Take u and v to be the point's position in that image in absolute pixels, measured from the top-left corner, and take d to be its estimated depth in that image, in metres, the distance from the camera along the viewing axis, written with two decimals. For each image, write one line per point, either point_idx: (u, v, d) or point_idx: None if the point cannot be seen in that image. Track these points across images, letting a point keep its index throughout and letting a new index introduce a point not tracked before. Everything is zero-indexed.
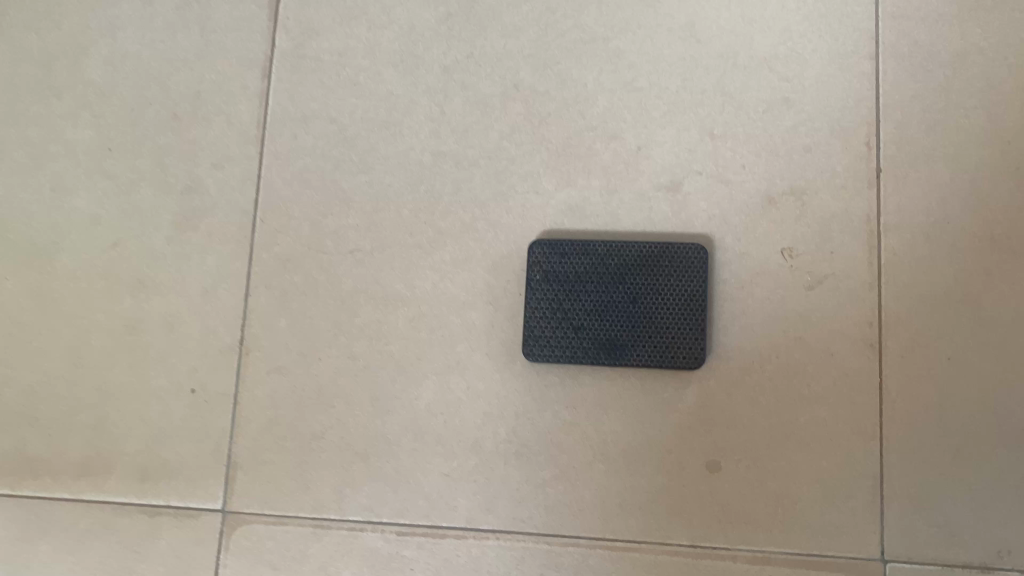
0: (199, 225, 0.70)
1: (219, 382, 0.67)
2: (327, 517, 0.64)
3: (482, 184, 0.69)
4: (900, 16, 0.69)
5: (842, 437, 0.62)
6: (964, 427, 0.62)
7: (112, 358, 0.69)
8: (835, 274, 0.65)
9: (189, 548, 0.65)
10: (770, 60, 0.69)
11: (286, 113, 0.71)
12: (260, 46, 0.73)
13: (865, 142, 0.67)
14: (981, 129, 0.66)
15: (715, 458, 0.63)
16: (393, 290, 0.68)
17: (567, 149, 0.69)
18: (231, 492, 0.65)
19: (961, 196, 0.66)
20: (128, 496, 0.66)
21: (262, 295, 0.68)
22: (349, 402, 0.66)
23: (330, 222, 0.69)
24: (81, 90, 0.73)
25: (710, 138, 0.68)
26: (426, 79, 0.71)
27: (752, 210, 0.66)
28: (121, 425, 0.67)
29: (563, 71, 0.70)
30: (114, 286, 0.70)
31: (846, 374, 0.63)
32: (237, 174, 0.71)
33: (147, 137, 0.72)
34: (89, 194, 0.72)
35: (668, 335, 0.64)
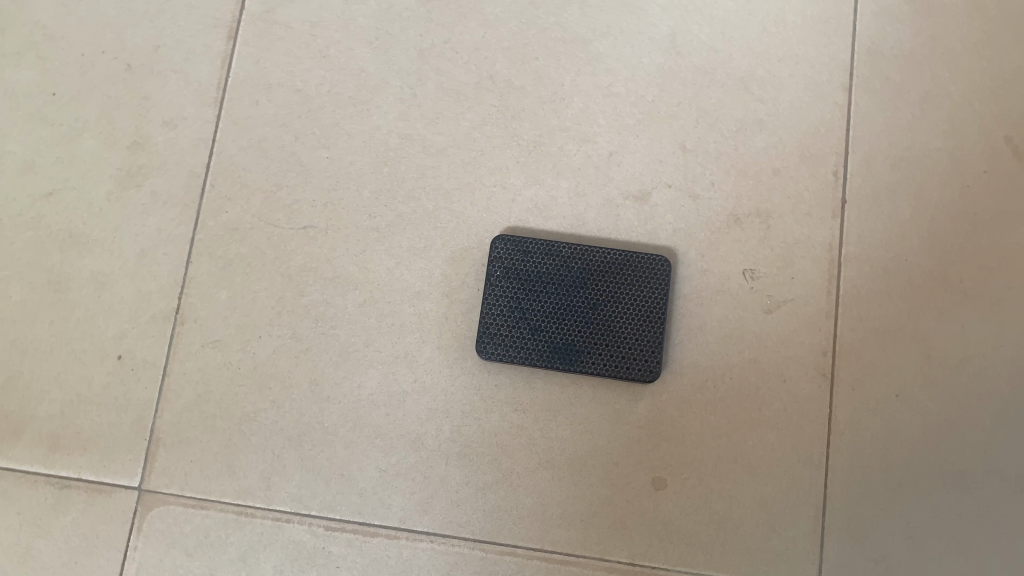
0: (142, 185, 0.66)
1: (149, 353, 0.63)
2: (252, 504, 0.61)
3: (448, 173, 0.66)
4: (880, 49, 0.69)
5: (787, 464, 0.62)
6: (907, 463, 0.62)
7: (33, 316, 0.64)
8: (796, 299, 0.64)
9: (99, 525, 0.61)
10: (750, 79, 0.68)
11: (248, 77, 0.68)
12: (227, 6, 0.69)
13: (836, 169, 0.67)
14: (949, 169, 0.67)
15: (659, 475, 0.62)
16: (344, 273, 0.65)
17: (538, 147, 0.67)
18: (150, 470, 0.61)
19: (925, 233, 0.65)
20: (36, 465, 0.62)
21: (204, 266, 0.65)
22: (287, 387, 0.63)
23: (284, 197, 0.66)
24: (28, 29, 0.69)
25: (684, 150, 0.67)
26: (399, 60, 0.68)
27: (719, 227, 0.65)
28: (36, 388, 0.63)
29: (541, 67, 0.68)
30: (42, 240, 0.65)
31: (797, 400, 0.63)
32: (189, 136, 0.67)
33: (94, 86, 0.68)
34: (25, 140, 0.67)
35: (624, 345, 0.62)
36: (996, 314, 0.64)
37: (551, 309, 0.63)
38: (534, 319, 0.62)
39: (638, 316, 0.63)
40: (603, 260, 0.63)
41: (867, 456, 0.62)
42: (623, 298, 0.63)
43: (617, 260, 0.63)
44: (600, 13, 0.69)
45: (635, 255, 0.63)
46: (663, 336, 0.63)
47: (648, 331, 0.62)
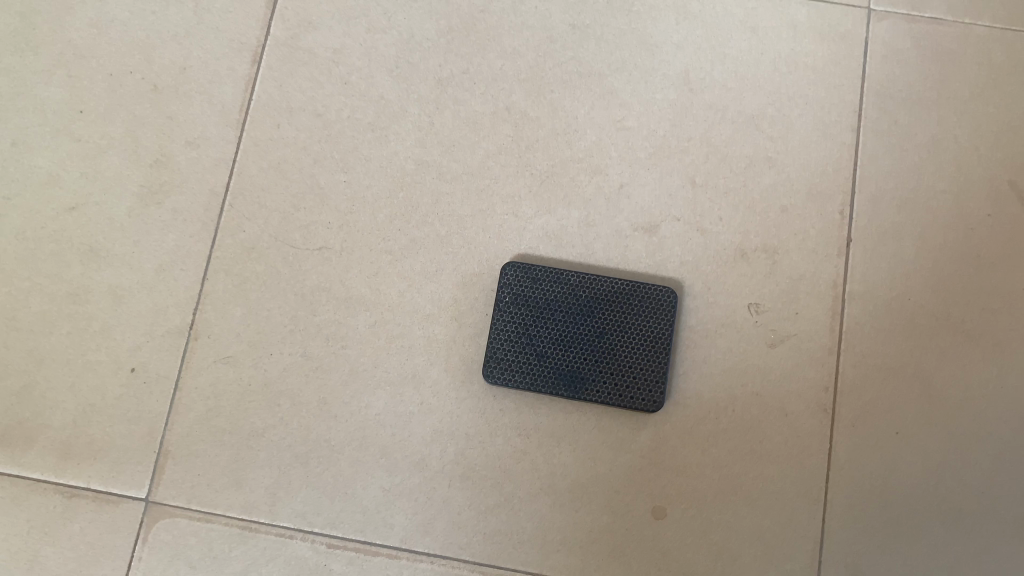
0: (163, 202, 0.68)
1: (163, 366, 0.65)
2: (257, 519, 0.62)
3: (461, 200, 0.68)
4: (889, 92, 0.70)
5: (787, 498, 0.62)
6: (906, 501, 0.62)
7: (51, 326, 0.66)
8: (799, 334, 0.65)
9: (106, 534, 0.62)
10: (760, 117, 0.69)
11: (271, 101, 0.70)
12: (253, 31, 0.71)
13: (843, 208, 0.68)
14: (954, 211, 0.68)
15: (660, 504, 0.62)
16: (356, 294, 0.66)
17: (550, 177, 0.68)
18: (158, 481, 0.62)
19: (929, 273, 0.66)
20: (46, 472, 0.63)
21: (219, 282, 0.66)
22: (296, 404, 0.64)
23: (301, 217, 0.67)
24: (60, 48, 0.71)
25: (694, 185, 0.68)
26: (418, 88, 0.70)
27: (726, 261, 0.66)
28: (50, 397, 0.64)
29: (556, 100, 0.70)
30: (64, 252, 0.67)
31: (797, 435, 0.63)
32: (211, 156, 0.69)
33: (121, 105, 0.70)
34: (52, 154, 0.69)
35: (629, 374, 0.63)
36: (997, 356, 0.65)
37: (558, 336, 0.64)
38: (541, 345, 0.63)
39: (643, 346, 0.63)
40: (611, 289, 0.64)
41: (867, 493, 0.62)
42: (629, 327, 0.64)
43: (624, 290, 0.64)
44: (615, 49, 0.71)
45: (643, 286, 0.65)
46: (668, 367, 0.63)
47: (653, 361, 0.63)
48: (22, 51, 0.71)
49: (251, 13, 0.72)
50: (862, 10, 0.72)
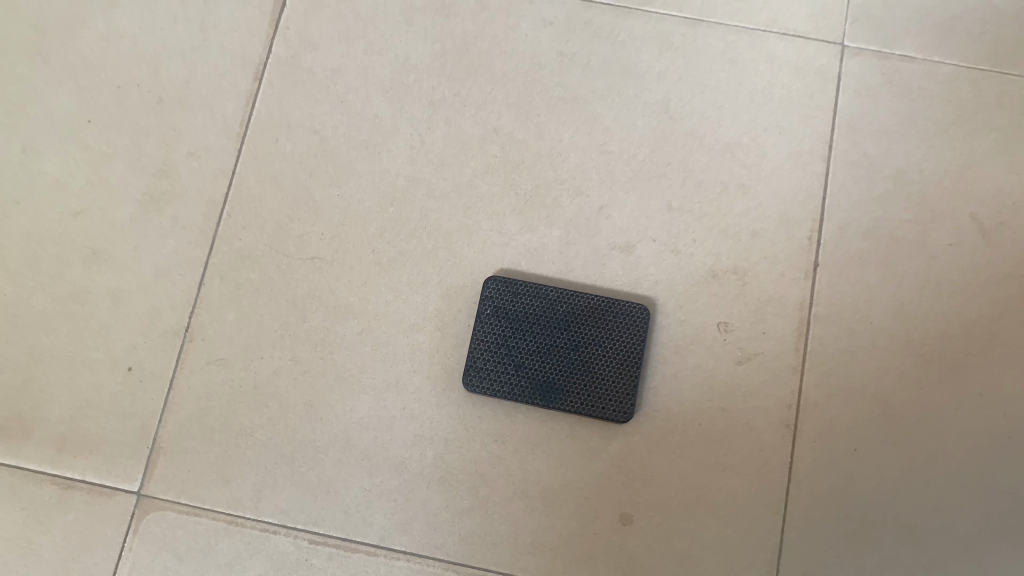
0: (164, 209, 0.71)
1: (158, 366, 0.68)
2: (243, 514, 0.65)
3: (449, 216, 0.71)
4: (859, 125, 0.74)
5: (749, 509, 0.65)
6: (862, 515, 0.65)
7: (52, 324, 0.69)
8: (766, 353, 0.68)
9: (98, 524, 0.65)
10: (736, 146, 0.73)
11: (271, 116, 0.73)
12: (256, 49, 0.75)
13: (811, 234, 0.71)
14: (917, 240, 0.71)
15: (628, 511, 0.65)
16: (345, 302, 0.69)
17: (534, 197, 0.72)
18: (150, 476, 0.65)
19: (892, 299, 0.70)
20: (43, 463, 0.66)
21: (215, 287, 0.69)
22: (284, 405, 0.67)
23: (295, 228, 0.71)
24: (71, 59, 0.74)
25: (670, 208, 0.71)
26: (411, 109, 0.74)
27: (698, 281, 0.70)
28: (49, 392, 0.67)
29: (542, 124, 0.73)
30: (67, 253, 0.70)
31: (761, 449, 0.66)
32: (212, 166, 0.72)
33: (128, 115, 0.73)
34: (59, 160, 0.72)
35: (601, 387, 0.66)
36: (953, 380, 0.68)
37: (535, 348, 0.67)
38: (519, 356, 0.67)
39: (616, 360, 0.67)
40: (586, 305, 0.68)
41: (825, 506, 0.65)
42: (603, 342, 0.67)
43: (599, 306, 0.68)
44: (600, 77, 0.75)
45: (617, 303, 0.68)
46: (639, 381, 0.67)
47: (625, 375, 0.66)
48: (34, 61, 0.74)
49: (255, 31, 0.75)
50: (836, 46, 0.75)
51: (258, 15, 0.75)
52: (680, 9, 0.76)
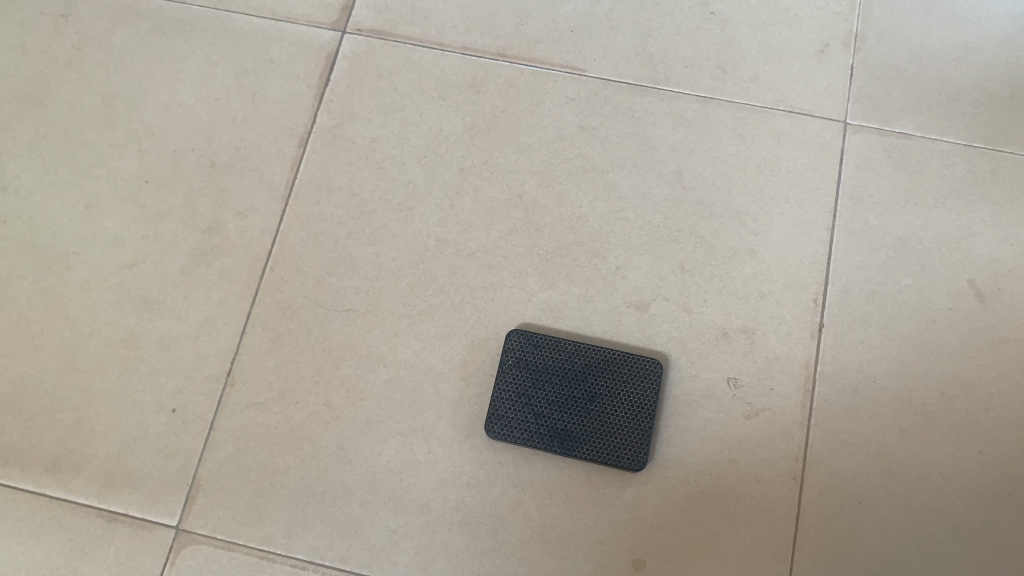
0: (212, 263, 0.77)
1: (200, 408, 0.73)
2: (274, 550, 0.68)
3: (475, 274, 0.76)
4: (861, 196, 0.78)
5: (757, 557, 0.68)
6: (867, 567, 0.68)
7: (105, 367, 0.74)
8: (773, 408, 0.72)
9: (138, 556, 0.68)
10: (744, 213, 0.78)
11: (313, 180, 0.79)
12: (302, 120, 0.81)
13: (816, 296, 0.75)
14: (917, 303, 0.75)
15: (640, 557, 0.68)
16: (377, 352, 0.74)
17: (555, 257, 0.77)
18: (188, 511, 0.69)
19: (894, 359, 0.73)
20: (90, 497, 0.70)
21: (256, 336, 0.75)
22: (316, 447, 0.71)
23: (333, 282, 0.76)
24: (133, 127, 0.82)
25: (682, 270, 0.76)
26: (443, 175, 0.80)
27: (709, 338, 0.74)
28: (99, 430, 0.72)
29: (563, 190, 0.79)
30: (122, 302, 0.76)
31: (768, 499, 0.69)
32: (257, 225, 0.78)
33: (183, 177, 0.80)
34: (119, 217, 0.79)
35: (616, 436, 0.70)
36: (954, 438, 0.71)
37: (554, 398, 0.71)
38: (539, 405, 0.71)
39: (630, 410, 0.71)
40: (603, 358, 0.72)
41: (831, 556, 0.68)
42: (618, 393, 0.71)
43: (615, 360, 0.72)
44: (618, 148, 0.80)
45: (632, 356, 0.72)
46: (652, 431, 0.70)
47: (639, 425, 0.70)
48: (101, 128, 0.82)
49: (302, 104, 0.82)
50: (838, 123, 0.81)
51: (305, 89, 0.83)
52: (692, 88, 0.82)
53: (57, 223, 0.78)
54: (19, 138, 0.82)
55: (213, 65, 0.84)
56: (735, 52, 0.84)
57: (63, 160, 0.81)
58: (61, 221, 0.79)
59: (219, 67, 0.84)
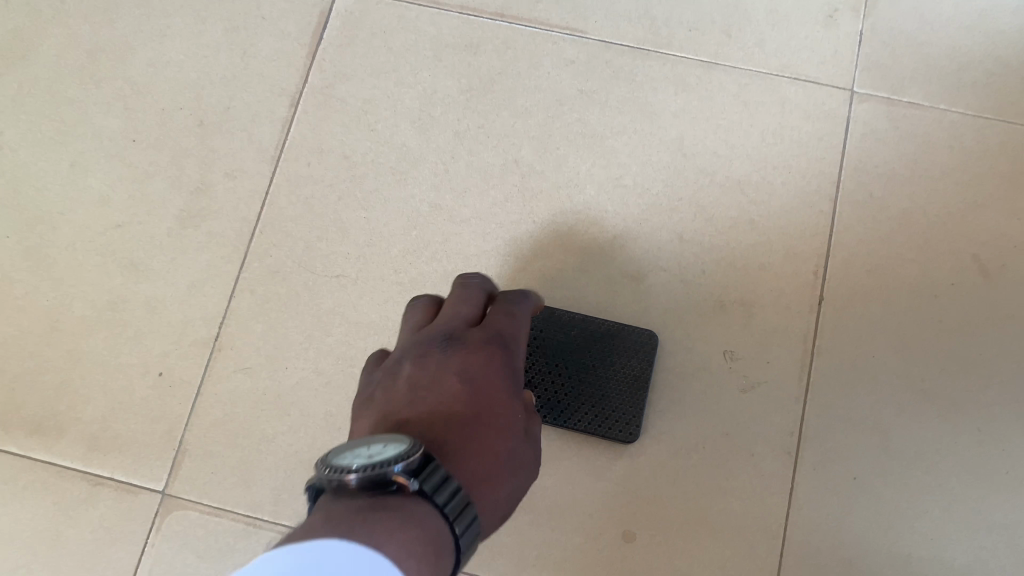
0: (199, 225, 0.75)
1: (186, 372, 0.71)
2: (261, 517, 0.68)
3: (469, 240, 0.75)
4: (865, 167, 0.77)
5: (748, 531, 0.67)
6: (859, 542, 0.67)
7: (90, 329, 0.73)
8: (769, 382, 0.71)
9: (123, 521, 0.68)
10: (745, 183, 0.76)
11: (305, 142, 0.77)
12: (294, 79, 0.79)
13: (816, 269, 0.74)
14: (919, 278, 0.73)
15: (631, 529, 0.68)
16: (367, 319, 0.73)
17: (551, 225, 0.75)
18: (174, 476, 0.69)
19: (894, 335, 0.72)
20: (73, 461, 0.69)
21: (244, 300, 0.73)
22: (304, 414, 0.70)
23: (323, 247, 0.74)
24: (120, 83, 0.79)
25: (680, 240, 0.74)
26: (437, 139, 0.78)
27: (705, 310, 0.72)
28: (83, 393, 0.71)
29: (561, 156, 0.77)
30: (107, 263, 0.74)
31: (761, 474, 0.69)
32: (247, 187, 0.76)
33: (170, 136, 0.78)
34: (105, 176, 0.77)
35: (609, 407, 0.69)
36: (951, 416, 0.70)
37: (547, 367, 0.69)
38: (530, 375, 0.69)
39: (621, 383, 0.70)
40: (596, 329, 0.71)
41: (823, 532, 0.67)
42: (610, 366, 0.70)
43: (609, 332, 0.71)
44: (617, 114, 0.78)
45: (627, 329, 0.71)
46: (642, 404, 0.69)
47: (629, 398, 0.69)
48: (87, 84, 0.79)
49: (294, 63, 0.80)
50: (844, 92, 0.79)
51: (297, 47, 0.80)
52: (696, 53, 0.80)
53: (41, 182, 0.77)
54: (2, 93, 0.79)
55: (201, 20, 0.81)
56: (741, 16, 0.81)
57: (48, 117, 0.79)
58: (45, 180, 0.77)
59: (208, 23, 0.81)
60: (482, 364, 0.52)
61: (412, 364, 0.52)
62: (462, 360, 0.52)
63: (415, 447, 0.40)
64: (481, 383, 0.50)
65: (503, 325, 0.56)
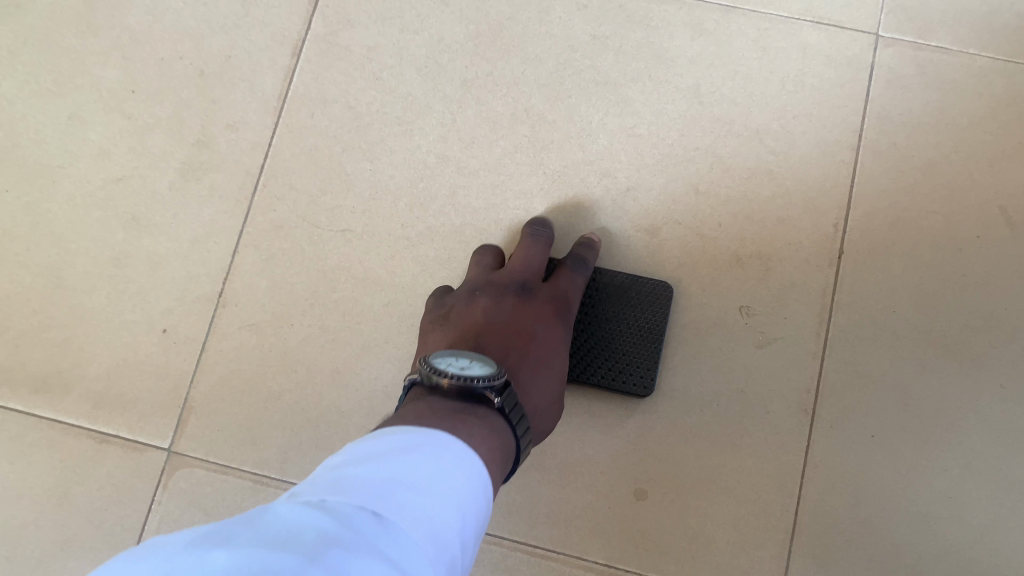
0: (201, 178, 0.73)
1: (191, 329, 0.70)
2: (268, 474, 0.67)
3: (477, 193, 0.73)
4: (889, 116, 0.73)
5: (762, 489, 0.66)
6: (876, 500, 0.66)
7: (92, 286, 0.72)
8: (786, 338, 0.69)
9: (129, 478, 0.67)
10: (764, 133, 0.73)
11: (308, 92, 0.75)
12: (295, 27, 0.76)
13: (835, 222, 0.71)
14: (943, 231, 0.71)
15: (642, 487, 0.67)
16: (374, 274, 0.71)
17: (562, 177, 0.73)
18: (180, 434, 0.68)
19: (916, 289, 0.70)
20: (79, 419, 0.69)
21: (248, 255, 0.72)
22: (311, 371, 0.69)
23: (328, 200, 0.73)
24: (117, 32, 0.77)
25: (695, 192, 0.72)
26: (445, 88, 0.75)
27: (721, 265, 0.70)
28: (88, 351, 0.70)
29: (572, 106, 0.74)
30: (108, 218, 0.73)
31: (777, 431, 0.67)
32: (249, 139, 0.74)
33: (170, 87, 0.75)
34: (104, 129, 0.75)
35: (621, 361, 0.67)
36: (974, 372, 0.68)
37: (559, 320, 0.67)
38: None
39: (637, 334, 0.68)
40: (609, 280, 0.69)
41: (838, 490, 0.66)
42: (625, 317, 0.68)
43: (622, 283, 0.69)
44: (631, 60, 0.75)
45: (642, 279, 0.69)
46: (658, 357, 0.68)
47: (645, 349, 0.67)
48: (83, 33, 0.77)
49: (295, 9, 0.77)
50: (868, 36, 0.75)
51: None
52: None
53: (39, 135, 0.75)
54: None
55: None
56: None
57: (44, 68, 0.76)
58: (44, 133, 0.75)
59: None
60: (549, 315, 0.63)
61: (489, 297, 0.63)
62: (535, 307, 0.63)
63: (499, 371, 0.50)
64: (547, 337, 0.61)
65: (565, 287, 0.65)
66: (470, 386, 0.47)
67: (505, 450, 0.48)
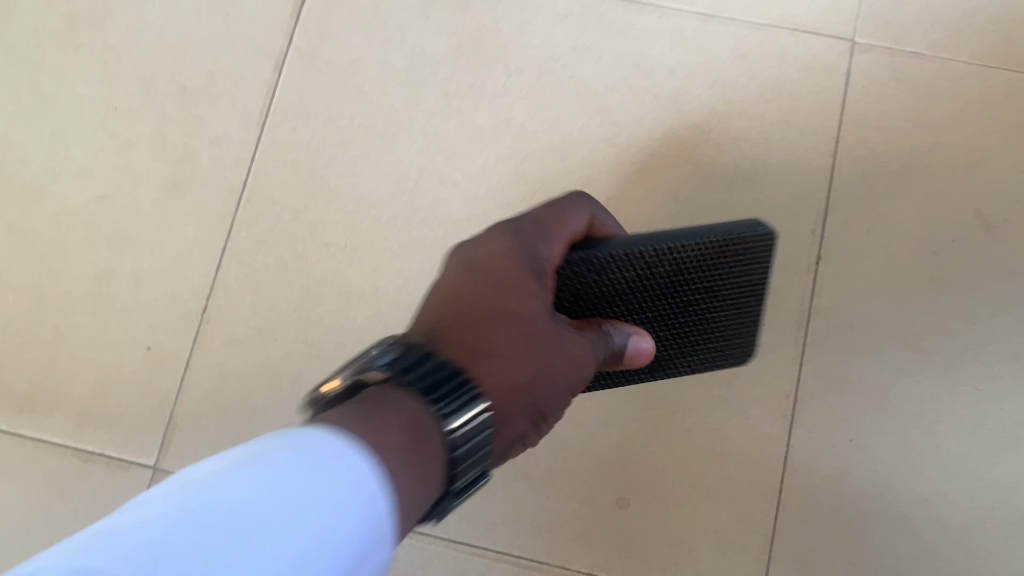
0: (184, 195, 0.74)
1: (176, 345, 0.71)
2: None
3: (460, 205, 0.73)
4: (866, 122, 0.74)
5: (742, 496, 0.67)
6: (854, 504, 0.67)
7: (77, 304, 0.72)
8: (765, 345, 0.69)
9: (116, 495, 0.68)
10: (743, 140, 0.74)
11: (290, 106, 0.75)
12: (276, 41, 0.76)
13: (813, 228, 0.72)
14: (920, 236, 0.72)
15: (625, 496, 0.68)
16: (358, 288, 0.72)
17: (543, 188, 0.73)
18: (166, 450, 0.69)
19: (894, 294, 0.71)
20: (65, 437, 0.69)
21: (233, 271, 0.72)
22: (296, 385, 0.70)
23: (311, 214, 0.73)
24: (98, 50, 0.77)
25: (675, 201, 0.73)
26: (426, 100, 0.75)
27: None
28: (73, 368, 0.71)
29: (553, 116, 0.75)
30: (92, 236, 0.73)
31: (757, 438, 0.68)
32: (232, 155, 0.75)
33: (151, 103, 0.76)
34: (87, 147, 0.75)
35: (741, 287, 0.57)
36: (952, 375, 0.69)
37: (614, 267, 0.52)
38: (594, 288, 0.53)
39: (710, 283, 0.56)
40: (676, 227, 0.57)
41: (818, 495, 0.67)
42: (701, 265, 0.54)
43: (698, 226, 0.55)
44: (612, 69, 0.76)
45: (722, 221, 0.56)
46: (761, 279, 0.57)
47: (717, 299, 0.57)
48: (64, 51, 0.77)
49: (275, 23, 0.77)
50: (846, 42, 0.76)
51: (278, 6, 0.77)
52: (693, 3, 0.77)
53: (23, 154, 0.76)
54: None
55: None
56: None
57: (27, 87, 0.77)
58: (27, 153, 0.76)
59: None
60: (512, 271, 0.48)
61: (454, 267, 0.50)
62: (505, 266, 0.49)
63: (398, 346, 0.40)
64: (511, 280, 0.48)
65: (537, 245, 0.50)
66: (363, 372, 0.38)
67: (416, 428, 0.36)
